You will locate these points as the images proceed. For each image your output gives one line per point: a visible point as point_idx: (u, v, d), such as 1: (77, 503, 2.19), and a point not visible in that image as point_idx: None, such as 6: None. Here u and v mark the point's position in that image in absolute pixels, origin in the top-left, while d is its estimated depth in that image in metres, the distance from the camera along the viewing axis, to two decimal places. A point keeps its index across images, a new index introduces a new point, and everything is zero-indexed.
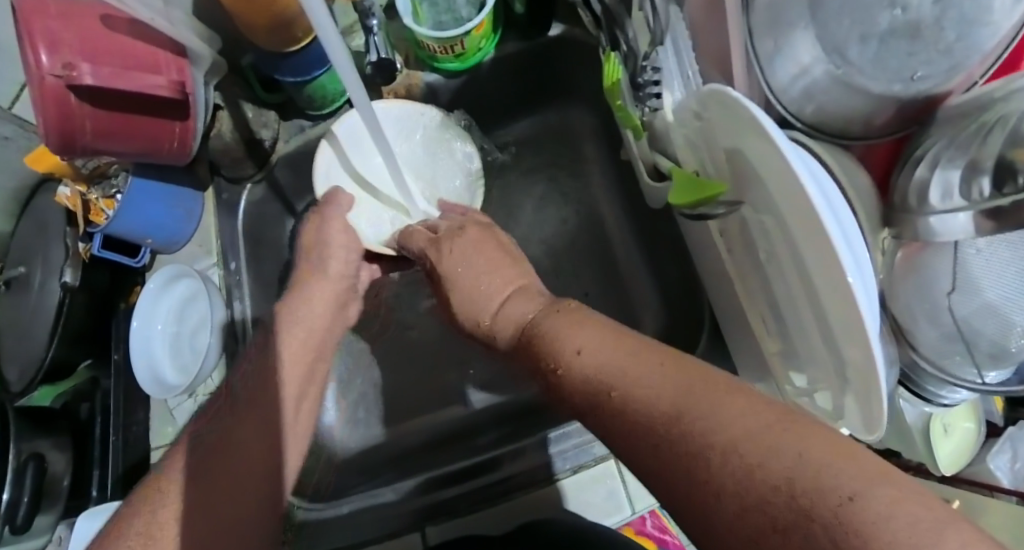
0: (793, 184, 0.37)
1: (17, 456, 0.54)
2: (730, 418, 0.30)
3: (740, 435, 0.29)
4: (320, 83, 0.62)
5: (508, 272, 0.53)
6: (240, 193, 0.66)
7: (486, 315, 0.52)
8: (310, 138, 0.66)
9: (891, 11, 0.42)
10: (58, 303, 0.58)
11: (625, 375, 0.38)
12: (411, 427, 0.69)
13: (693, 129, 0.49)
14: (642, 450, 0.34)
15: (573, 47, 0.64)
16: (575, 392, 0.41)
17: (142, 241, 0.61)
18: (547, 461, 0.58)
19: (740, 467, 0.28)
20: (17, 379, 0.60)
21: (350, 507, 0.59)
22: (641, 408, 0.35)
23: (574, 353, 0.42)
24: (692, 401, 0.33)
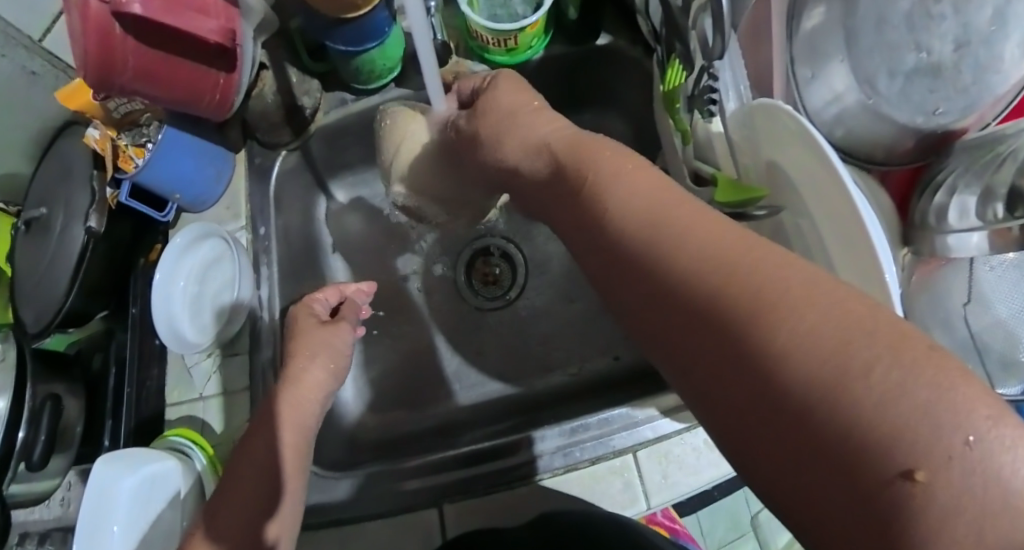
0: (836, 190, 0.44)
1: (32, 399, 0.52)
2: (774, 287, 0.29)
3: (791, 306, 0.28)
4: (369, 58, 0.62)
5: (544, 117, 0.49)
6: (274, 159, 0.65)
7: (522, 136, 0.49)
8: (350, 113, 0.65)
9: (917, 53, 0.50)
10: (79, 251, 0.55)
11: (686, 234, 0.34)
12: (426, 413, 0.68)
13: (740, 136, 0.56)
14: (721, 342, 0.30)
15: (616, 58, 0.67)
16: (631, 240, 0.37)
17: (170, 196, 0.60)
18: (532, 458, 0.59)
19: (824, 369, 0.25)
20: (32, 320, 0.54)
21: (349, 489, 0.59)
22: (711, 272, 0.31)
23: (636, 208, 0.38)
24: (734, 261, 0.31)
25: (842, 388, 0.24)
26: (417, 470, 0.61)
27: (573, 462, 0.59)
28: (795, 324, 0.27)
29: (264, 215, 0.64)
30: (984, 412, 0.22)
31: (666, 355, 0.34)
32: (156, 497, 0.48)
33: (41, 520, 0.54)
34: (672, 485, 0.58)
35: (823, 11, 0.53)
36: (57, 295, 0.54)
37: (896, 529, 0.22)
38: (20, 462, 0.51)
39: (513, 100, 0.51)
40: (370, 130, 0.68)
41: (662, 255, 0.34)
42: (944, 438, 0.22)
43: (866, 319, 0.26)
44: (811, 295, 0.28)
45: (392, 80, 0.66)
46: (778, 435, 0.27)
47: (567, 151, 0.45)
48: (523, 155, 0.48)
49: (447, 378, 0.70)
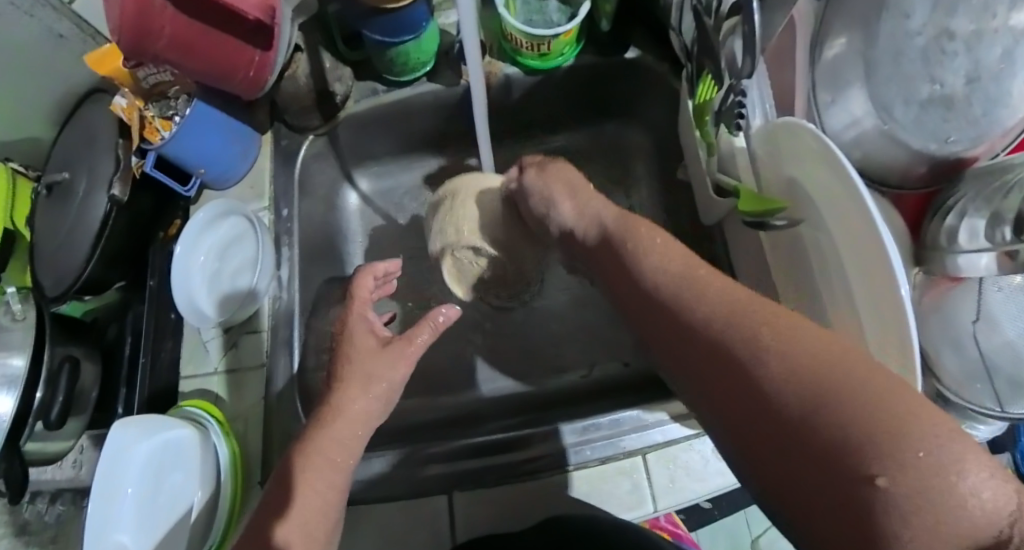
0: (855, 214, 0.46)
1: (53, 360, 0.56)
2: (757, 323, 0.34)
3: (774, 342, 0.32)
4: (404, 51, 0.61)
5: (568, 175, 0.54)
6: (301, 143, 0.65)
7: (556, 201, 0.53)
8: (381, 103, 0.65)
9: (932, 86, 0.53)
10: (102, 219, 0.56)
11: (685, 280, 0.39)
12: (435, 404, 0.70)
13: (764, 152, 0.57)
14: (715, 375, 0.35)
15: (642, 73, 0.69)
16: (636, 288, 0.42)
17: (195, 170, 0.60)
18: (560, 449, 0.60)
19: (802, 393, 0.30)
20: (53, 284, 0.57)
21: (376, 467, 0.61)
22: (703, 312, 0.37)
23: (643, 253, 0.43)
24: (722, 304, 0.36)
25: (821, 408, 0.29)
26: (433, 458, 0.62)
27: (582, 460, 0.60)
28: (780, 356, 0.32)
29: (287, 197, 0.63)
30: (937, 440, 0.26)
31: (677, 376, 0.39)
32: (168, 474, 0.49)
33: (54, 480, 0.59)
34: (679, 490, 0.58)
35: (843, 42, 0.55)
36: (78, 265, 0.56)
37: (878, 529, 0.26)
38: (37, 421, 0.54)
39: (565, 171, 0.54)
40: (399, 122, 0.68)
41: (660, 298, 0.40)
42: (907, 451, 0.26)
43: (839, 352, 0.31)
44: (791, 332, 0.33)
45: (425, 75, 0.65)
46: (767, 447, 0.32)
47: (587, 206, 0.51)
48: (564, 216, 0.52)
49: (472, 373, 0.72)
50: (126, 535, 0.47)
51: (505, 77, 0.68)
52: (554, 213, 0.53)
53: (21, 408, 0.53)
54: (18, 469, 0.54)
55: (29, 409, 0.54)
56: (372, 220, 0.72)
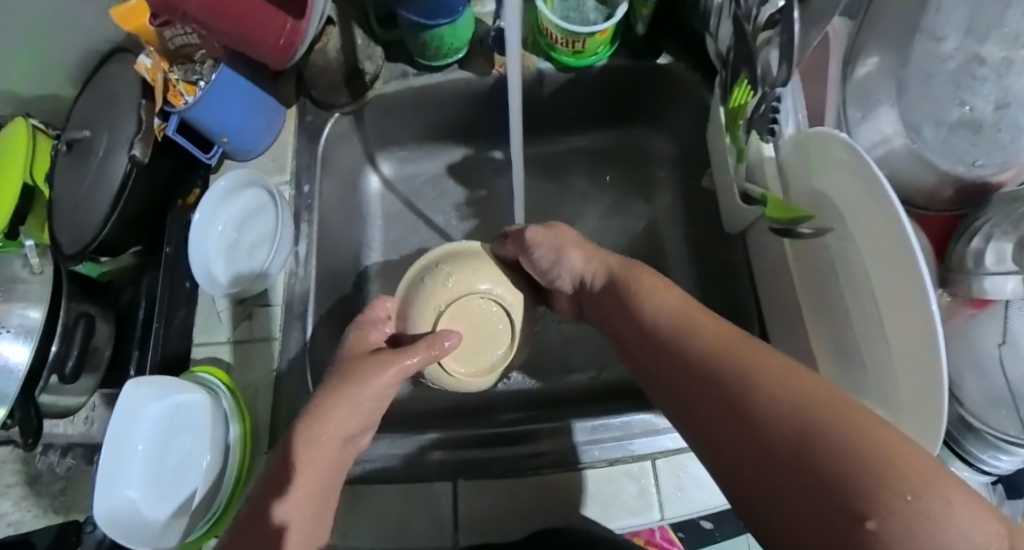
0: (892, 230, 0.42)
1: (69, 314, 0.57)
2: (742, 369, 0.36)
3: (758, 387, 0.34)
4: (438, 35, 0.59)
5: (568, 233, 0.57)
6: (326, 119, 0.63)
7: (559, 262, 0.56)
8: (410, 86, 0.63)
9: (961, 108, 0.54)
10: (123, 177, 0.57)
11: (681, 329, 0.42)
12: (441, 397, 0.70)
13: (792, 159, 0.55)
14: (713, 420, 0.37)
15: (672, 81, 0.69)
16: (644, 336, 0.45)
17: (217, 138, 0.59)
18: (572, 445, 0.59)
19: (792, 436, 0.31)
20: (70, 242, 0.58)
21: (385, 448, 0.61)
22: (705, 360, 0.39)
23: (655, 306, 0.46)
24: (712, 351, 0.39)
25: (809, 451, 0.30)
26: (440, 445, 0.61)
27: (590, 460, 0.58)
28: (770, 399, 0.34)
29: (310, 172, 0.62)
30: (919, 469, 0.27)
31: (685, 429, 0.40)
32: (178, 433, 0.49)
33: (65, 434, 0.62)
34: (686, 501, 0.56)
35: (873, 63, 0.57)
36: (96, 226, 0.58)
37: None
38: (52, 375, 0.56)
39: (567, 231, 0.57)
40: (427, 108, 0.66)
41: (663, 346, 0.43)
42: (891, 489, 0.26)
43: (827, 395, 0.32)
44: (778, 377, 0.34)
45: (458, 61, 0.63)
46: (766, 490, 0.33)
47: (589, 261, 0.54)
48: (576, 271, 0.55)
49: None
50: (135, 491, 0.47)
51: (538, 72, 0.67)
52: (555, 263, 0.56)
53: (37, 359, 0.54)
54: (34, 420, 0.54)
55: (45, 363, 0.55)
56: (393, 206, 0.71)
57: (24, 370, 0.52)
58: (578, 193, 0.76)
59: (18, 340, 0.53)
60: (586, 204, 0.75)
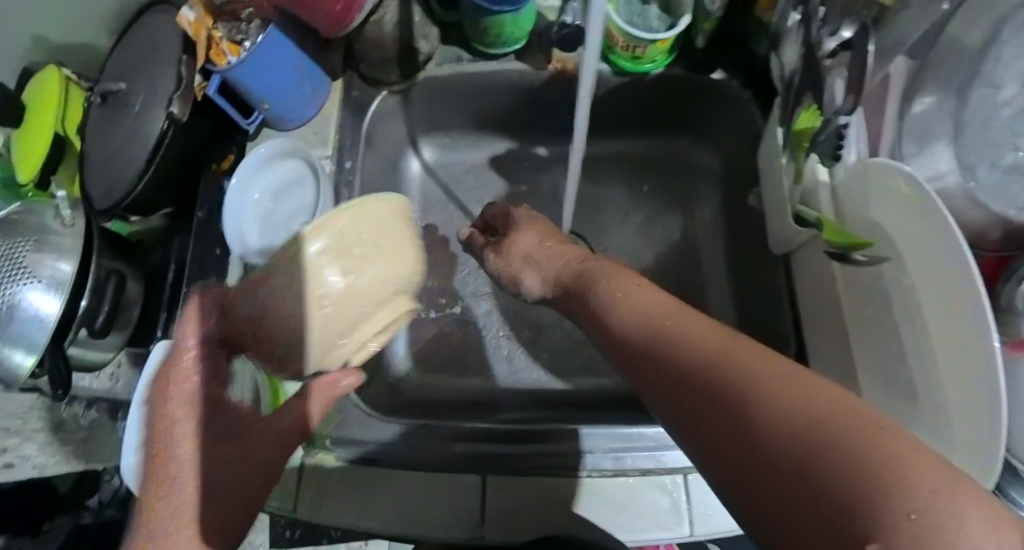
0: (947, 257, 0.39)
1: (99, 272, 0.61)
2: (784, 392, 0.26)
3: (780, 401, 0.26)
4: (500, 21, 0.55)
5: (545, 232, 0.53)
6: (373, 96, 0.60)
7: (530, 260, 0.51)
8: (464, 72, 0.59)
9: (1016, 152, 0.52)
10: (159, 135, 0.55)
11: (686, 331, 0.33)
12: (452, 384, 0.62)
13: (852, 185, 0.51)
14: (746, 454, 0.26)
15: (721, 97, 0.65)
16: (665, 353, 0.33)
17: (258, 103, 0.56)
18: (581, 450, 0.52)
19: (771, 433, 0.25)
20: (102, 197, 0.58)
21: (390, 435, 0.54)
22: (679, 357, 0.32)
23: (618, 293, 0.40)
24: (775, 383, 0.27)
25: (805, 460, 0.23)
26: (457, 435, 0.54)
27: (618, 467, 0.51)
28: (763, 399, 0.26)
29: (354, 149, 0.60)
30: (921, 466, 0.20)
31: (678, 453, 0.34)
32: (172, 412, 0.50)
33: (90, 388, 0.68)
34: (724, 517, 0.49)
35: (931, 99, 0.53)
36: (129, 182, 0.56)
37: None
38: (81, 326, 0.60)
39: (544, 229, 0.54)
40: (477, 96, 0.63)
41: (661, 351, 0.34)
42: (894, 503, 0.20)
43: (796, 390, 0.26)
44: (796, 394, 0.25)
45: (515, 52, 0.60)
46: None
47: (558, 263, 0.49)
48: (548, 277, 0.49)
49: (489, 357, 0.64)
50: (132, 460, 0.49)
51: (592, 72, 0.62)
52: (518, 273, 0.52)
53: (68, 313, 0.58)
54: (62, 370, 0.58)
55: (74, 316, 0.59)
56: (432, 191, 0.68)
57: (55, 320, 0.57)
58: (614, 201, 0.73)
59: (51, 293, 0.57)
60: (622, 212, 0.73)
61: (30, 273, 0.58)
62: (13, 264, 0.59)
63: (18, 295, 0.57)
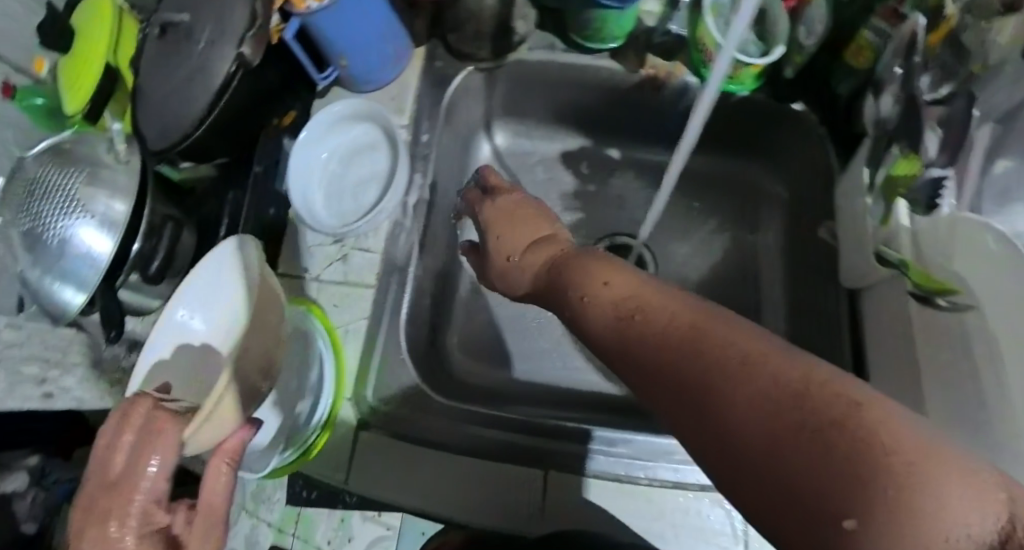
0: None
1: (152, 218, 0.60)
2: (780, 397, 0.20)
3: (775, 410, 0.20)
4: (606, 16, 0.55)
5: (538, 222, 0.43)
6: (457, 68, 0.59)
7: (517, 259, 0.41)
8: (555, 60, 0.59)
9: None
10: (227, 77, 0.53)
11: (661, 310, 0.27)
12: (504, 380, 0.60)
13: (935, 235, 0.46)
14: (743, 476, 0.20)
15: (802, 128, 0.63)
16: (636, 348, 0.27)
17: (337, 57, 0.55)
18: (619, 460, 0.49)
19: (768, 452, 0.19)
20: (156, 136, 0.57)
21: (433, 414, 0.52)
22: (648, 354, 0.26)
23: (602, 287, 0.31)
24: (769, 383, 0.20)
25: (817, 491, 0.18)
26: (487, 420, 0.52)
27: (668, 480, 0.48)
28: (754, 408, 0.20)
29: (432, 118, 0.58)
30: (916, 442, 0.17)
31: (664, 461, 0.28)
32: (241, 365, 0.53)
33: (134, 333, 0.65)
34: None
35: (1011, 163, 0.48)
36: (187, 124, 0.55)
37: None
38: (132, 271, 0.58)
39: (539, 220, 0.43)
40: (561, 86, 0.61)
41: (632, 345, 0.27)
42: (870, 492, 0.17)
43: (794, 388, 0.20)
44: (792, 397, 0.19)
45: (610, 50, 0.59)
46: None
47: (545, 261, 0.39)
48: (534, 286, 0.39)
49: (542, 360, 0.61)
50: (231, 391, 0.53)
51: (682, 84, 0.59)
52: (500, 279, 0.42)
53: (120, 255, 0.56)
54: (116, 312, 0.56)
55: (126, 259, 0.58)
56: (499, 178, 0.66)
57: (106, 262, 0.56)
58: (676, 212, 0.72)
59: (104, 232, 0.56)
60: (684, 225, 0.71)
61: (82, 207, 0.56)
62: (64, 197, 0.57)
63: (69, 230, 0.56)
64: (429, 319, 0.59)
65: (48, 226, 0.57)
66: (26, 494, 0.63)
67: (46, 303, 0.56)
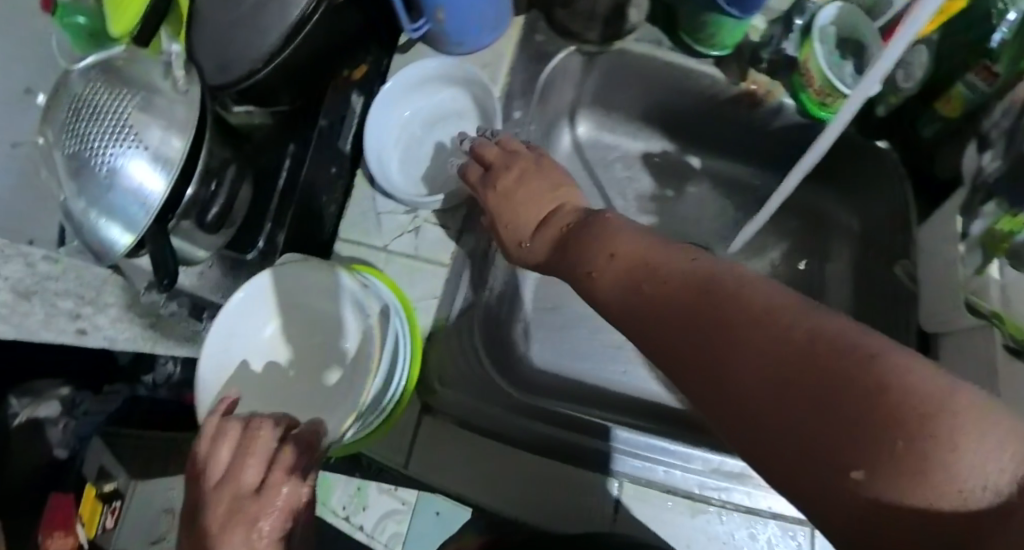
0: None
1: (208, 163, 0.55)
2: (791, 361, 0.23)
3: (786, 373, 0.23)
4: (722, 24, 0.52)
5: (542, 185, 0.44)
6: (557, 47, 0.58)
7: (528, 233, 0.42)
8: (656, 57, 0.57)
9: None
10: (303, 15, 0.52)
11: (666, 278, 0.29)
12: (565, 377, 0.59)
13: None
14: (753, 426, 0.24)
15: (877, 164, 0.60)
16: (648, 312, 0.29)
17: (434, 12, 0.51)
18: (677, 471, 0.48)
19: (784, 409, 0.22)
20: (215, 70, 0.55)
21: (488, 399, 0.52)
22: (665, 320, 0.28)
23: (609, 258, 0.33)
24: (779, 347, 0.23)
25: (838, 444, 0.21)
26: (546, 416, 0.52)
27: (735, 502, 0.46)
28: (764, 371, 0.23)
29: (526, 98, 0.59)
30: (926, 387, 0.20)
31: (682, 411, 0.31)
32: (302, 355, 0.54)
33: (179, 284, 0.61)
34: None
35: None
36: (255, 64, 0.53)
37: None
38: (179, 218, 0.54)
39: (544, 181, 0.44)
40: (657, 85, 0.60)
41: (647, 310, 0.29)
42: (883, 437, 0.20)
43: (804, 350, 0.23)
44: (803, 358, 0.22)
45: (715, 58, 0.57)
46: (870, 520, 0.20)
47: (552, 232, 0.40)
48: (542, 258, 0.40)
49: (607, 360, 0.60)
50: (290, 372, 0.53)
51: (777, 106, 0.57)
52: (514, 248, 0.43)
53: (174, 199, 0.52)
54: (169, 262, 0.53)
55: (177, 204, 0.53)
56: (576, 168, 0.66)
57: (158, 202, 0.50)
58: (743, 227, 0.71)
59: (158, 169, 0.50)
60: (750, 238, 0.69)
61: (133, 137, 0.50)
62: (113, 121, 0.50)
63: (117, 159, 0.50)
64: (496, 299, 0.59)
65: (93, 152, 0.50)
66: (58, 421, 0.67)
67: (87, 239, 0.51)
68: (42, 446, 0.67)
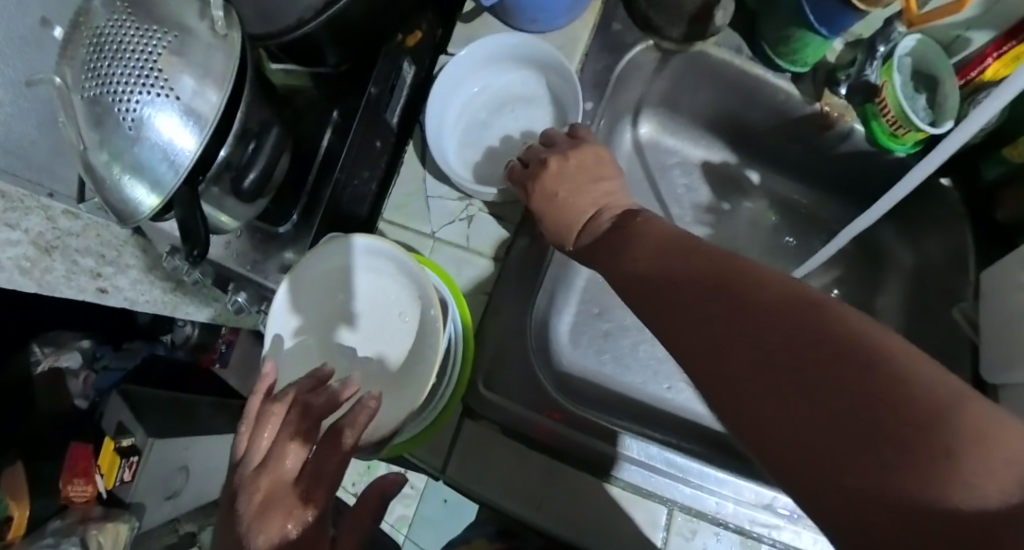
0: None
1: (243, 126, 0.45)
2: (800, 368, 0.24)
3: (798, 379, 0.24)
4: (806, 41, 0.49)
5: (592, 183, 0.45)
6: (636, 40, 0.54)
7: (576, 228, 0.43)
8: (736, 65, 0.54)
9: None
10: None
11: (681, 279, 0.31)
12: (607, 383, 0.59)
13: None
14: (760, 427, 0.25)
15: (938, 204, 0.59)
16: (663, 312, 0.31)
17: None
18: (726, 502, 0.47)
19: (794, 415, 0.23)
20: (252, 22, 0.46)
21: (528, 404, 0.50)
22: (678, 322, 0.29)
23: (630, 260, 0.35)
24: (789, 352, 0.24)
25: (850, 454, 0.22)
26: (575, 421, 0.49)
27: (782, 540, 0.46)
28: (774, 377, 0.24)
29: (598, 90, 0.55)
30: (939, 396, 0.21)
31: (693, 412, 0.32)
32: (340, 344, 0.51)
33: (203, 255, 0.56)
34: None
35: None
36: (306, 13, 0.46)
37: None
38: (212, 185, 0.46)
39: (591, 178, 0.45)
40: (730, 93, 0.58)
41: (661, 310, 0.31)
42: (897, 443, 0.21)
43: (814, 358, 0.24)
44: (811, 364, 0.23)
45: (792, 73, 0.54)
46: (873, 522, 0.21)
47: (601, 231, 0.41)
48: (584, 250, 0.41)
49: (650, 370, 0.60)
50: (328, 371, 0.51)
51: (846, 131, 0.55)
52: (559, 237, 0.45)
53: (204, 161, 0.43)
54: (201, 228, 0.44)
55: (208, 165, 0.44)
56: (635, 170, 0.65)
57: (190, 161, 0.42)
58: None
59: (187, 123, 0.41)
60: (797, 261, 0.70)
61: (161, 82, 0.41)
62: (136, 61, 0.40)
63: (139, 107, 0.41)
64: (547, 300, 0.57)
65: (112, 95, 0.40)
66: (78, 373, 0.71)
67: (107, 199, 0.42)
68: (60, 397, 0.70)
